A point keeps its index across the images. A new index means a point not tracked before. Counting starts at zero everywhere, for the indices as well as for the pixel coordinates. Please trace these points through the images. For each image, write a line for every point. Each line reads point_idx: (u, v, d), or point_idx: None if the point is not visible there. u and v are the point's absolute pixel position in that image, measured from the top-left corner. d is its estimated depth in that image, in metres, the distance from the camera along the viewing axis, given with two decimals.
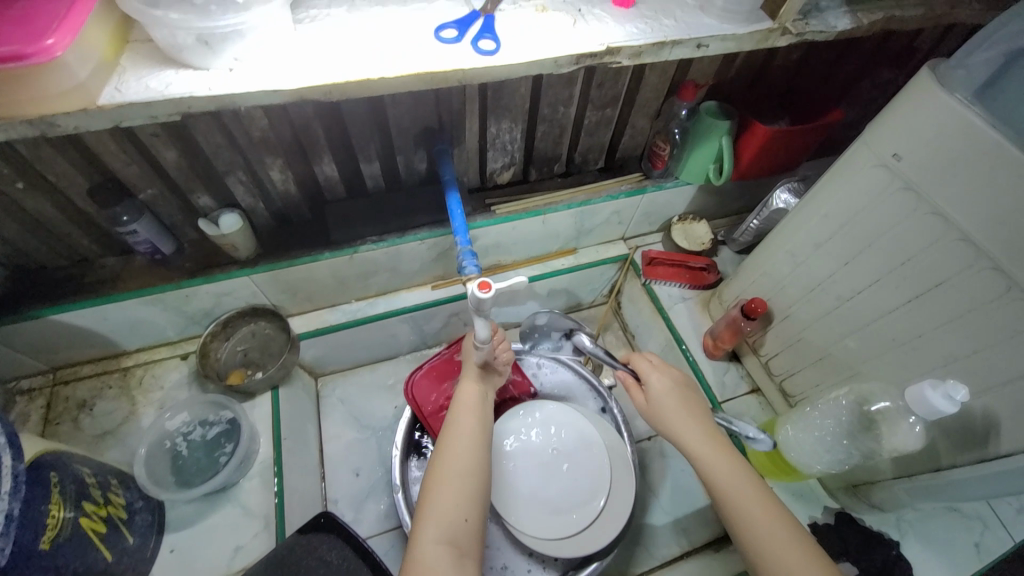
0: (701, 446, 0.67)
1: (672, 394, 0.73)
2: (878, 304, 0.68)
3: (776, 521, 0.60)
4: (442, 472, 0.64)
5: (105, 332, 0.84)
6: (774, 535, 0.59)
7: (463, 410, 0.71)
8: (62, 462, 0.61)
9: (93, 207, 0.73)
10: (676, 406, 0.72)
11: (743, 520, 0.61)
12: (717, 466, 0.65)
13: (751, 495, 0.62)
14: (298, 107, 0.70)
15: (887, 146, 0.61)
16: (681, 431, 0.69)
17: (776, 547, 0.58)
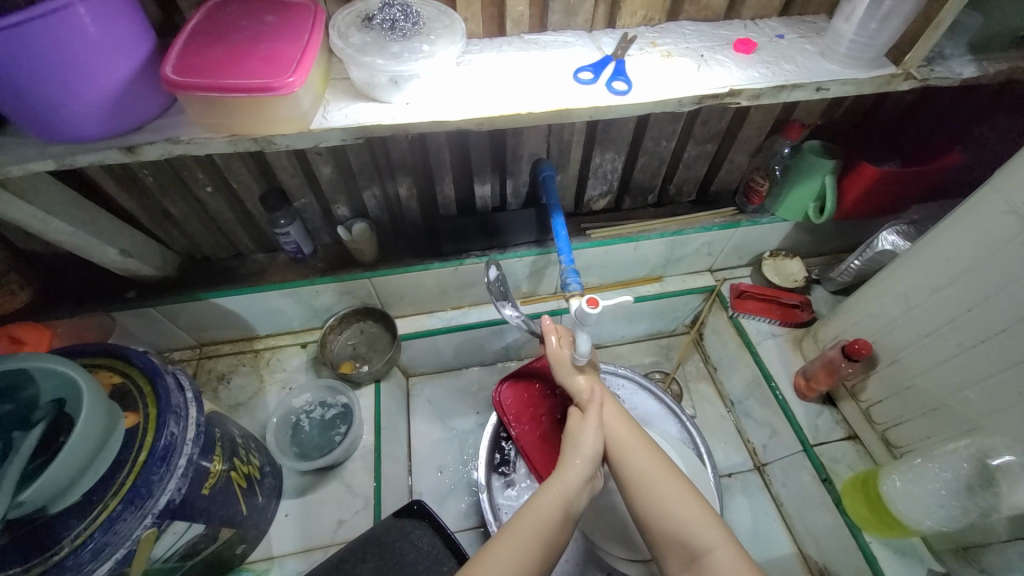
0: (609, 411, 0.72)
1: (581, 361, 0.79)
2: (1007, 355, 0.65)
3: (678, 487, 0.63)
4: (519, 528, 0.60)
5: (247, 317, 0.98)
6: (676, 498, 0.62)
7: (569, 467, 0.66)
8: (221, 421, 0.71)
9: (258, 210, 0.87)
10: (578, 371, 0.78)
11: (643, 481, 0.65)
12: (621, 430, 0.70)
13: (658, 461, 0.66)
14: (435, 136, 0.80)
15: (1021, 193, 0.60)
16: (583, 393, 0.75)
17: (678, 510, 0.61)
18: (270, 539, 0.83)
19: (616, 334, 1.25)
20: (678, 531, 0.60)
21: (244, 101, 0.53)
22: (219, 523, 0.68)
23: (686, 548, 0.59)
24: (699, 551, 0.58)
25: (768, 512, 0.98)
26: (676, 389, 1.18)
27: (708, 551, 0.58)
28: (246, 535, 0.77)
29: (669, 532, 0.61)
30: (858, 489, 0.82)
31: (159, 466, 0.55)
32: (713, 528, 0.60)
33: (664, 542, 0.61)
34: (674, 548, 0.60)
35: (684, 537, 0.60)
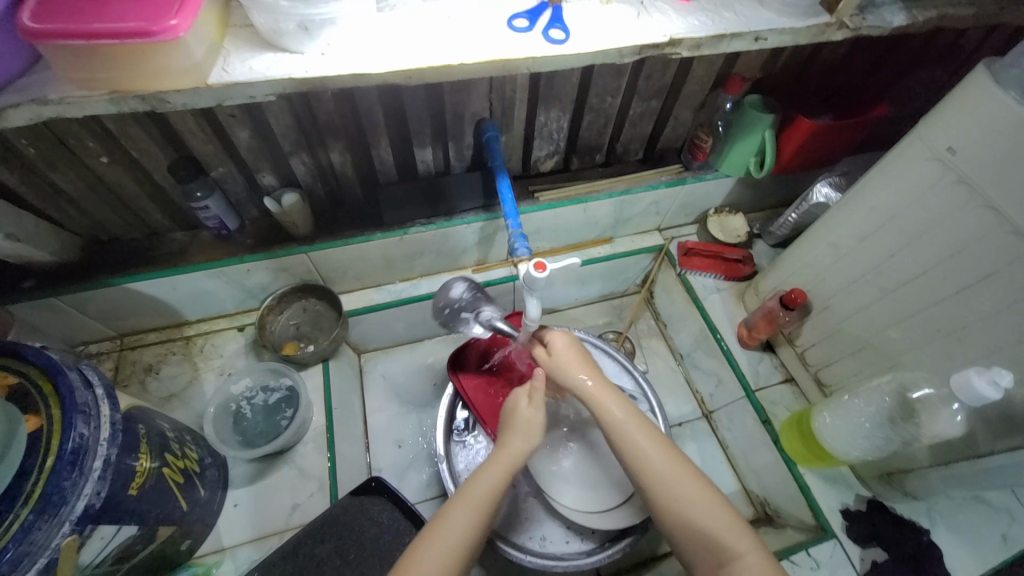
0: (616, 406, 0.67)
1: (575, 352, 0.74)
2: (924, 294, 0.69)
3: (700, 489, 0.60)
4: (463, 503, 0.61)
5: (172, 302, 0.90)
6: (699, 502, 0.59)
7: (512, 444, 0.67)
8: (146, 417, 0.66)
9: (169, 182, 0.78)
10: (574, 361, 0.72)
11: (662, 484, 0.61)
12: (633, 427, 0.65)
13: (674, 459, 0.63)
14: (364, 93, 0.73)
15: (942, 140, 0.62)
16: (581, 385, 0.70)
17: (702, 515, 0.58)
18: (220, 531, 0.80)
19: (570, 298, 1.25)
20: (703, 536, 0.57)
21: (122, 49, 0.45)
22: (154, 522, 0.63)
23: (714, 554, 0.56)
24: (725, 556, 0.55)
25: (715, 456, 1.04)
26: (629, 347, 1.21)
27: (736, 557, 0.55)
28: (192, 530, 0.73)
29: (695, 537, 0.58)
30: (794, 426, 0.88)
31: (71, 471, 0.49)
32: (739, 531, 0.57)
33: (692, 548, 0.58)
34: (700, 553, 0.57)
35: (710, 543, 0.57)
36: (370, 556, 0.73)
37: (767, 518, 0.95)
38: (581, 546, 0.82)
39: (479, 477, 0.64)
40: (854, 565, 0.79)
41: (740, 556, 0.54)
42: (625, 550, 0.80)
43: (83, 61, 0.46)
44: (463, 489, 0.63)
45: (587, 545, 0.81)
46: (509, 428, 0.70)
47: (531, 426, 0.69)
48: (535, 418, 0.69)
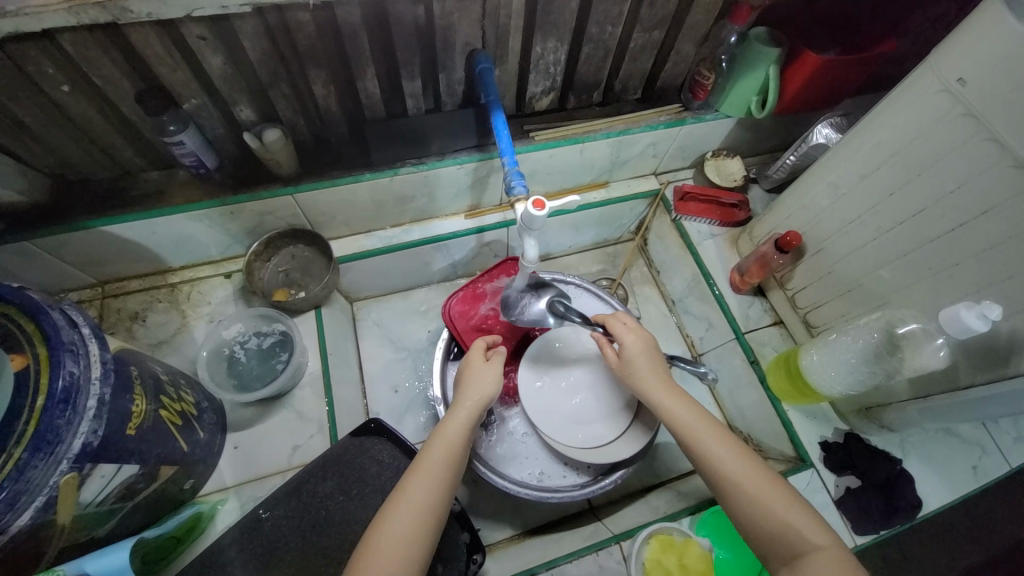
0: (683, 407, 0.67)
1: (646, 356, 0.73)
2: (920, 233, 0.70)
3: (778, 491, 0.59)
4: (427, 462, 0.63)
5: (153, 247, 0.86)
6: (777, 504, 0.58)
7: (468, 400, 0.71)
8: (138, 359, 0.64)
9: (137, 115, 0.72)
10: (647, 367, 0.72)
11: (738, 488, 0.60)
12: (701, 427, 0.65)
13: (750, 465, 0.61)
14: (346, 12, 0.66)
15: (954, 70, 0.60)
16: (654, 392, 0.70)
17: (775, 510, 0.58)
18: (222, 472, 0.81)
19: (563, 245, 1.24)
20: (782, 537, 0.56)
21: None
22: (155, 462, 0.64)
23: (786, 549, 0.56)
24: (801, 551, 0.55)
25: (703, 396, 1.08)
26: (622, 293, 1.21)
27: (809, 548, 0.55)
28: (194, 471, 0.74)
29: (772, 537, 0.57)
30: (780, 366, 0.91)
31: (64, 410, 0.48)
32: (815, 525, 0.56)
33: (769, 547, 0.58)
34: (778, 554, 0.57)
35: (786, 538, 0.56)
36: (373, 491, 0.76)
37: None
38: (577, 479, 0.86)
39: (440, 434, 0.66)
40: (829, 491, 0.84)
41: (820, 549, 0.54)
42: (617, 481, 0.84)
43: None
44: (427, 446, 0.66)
45: (583, 478, 0.85)
46: (463, 388, 0.73)
47: (483, 381, 0.73)
48: (488, 377, 0.74)
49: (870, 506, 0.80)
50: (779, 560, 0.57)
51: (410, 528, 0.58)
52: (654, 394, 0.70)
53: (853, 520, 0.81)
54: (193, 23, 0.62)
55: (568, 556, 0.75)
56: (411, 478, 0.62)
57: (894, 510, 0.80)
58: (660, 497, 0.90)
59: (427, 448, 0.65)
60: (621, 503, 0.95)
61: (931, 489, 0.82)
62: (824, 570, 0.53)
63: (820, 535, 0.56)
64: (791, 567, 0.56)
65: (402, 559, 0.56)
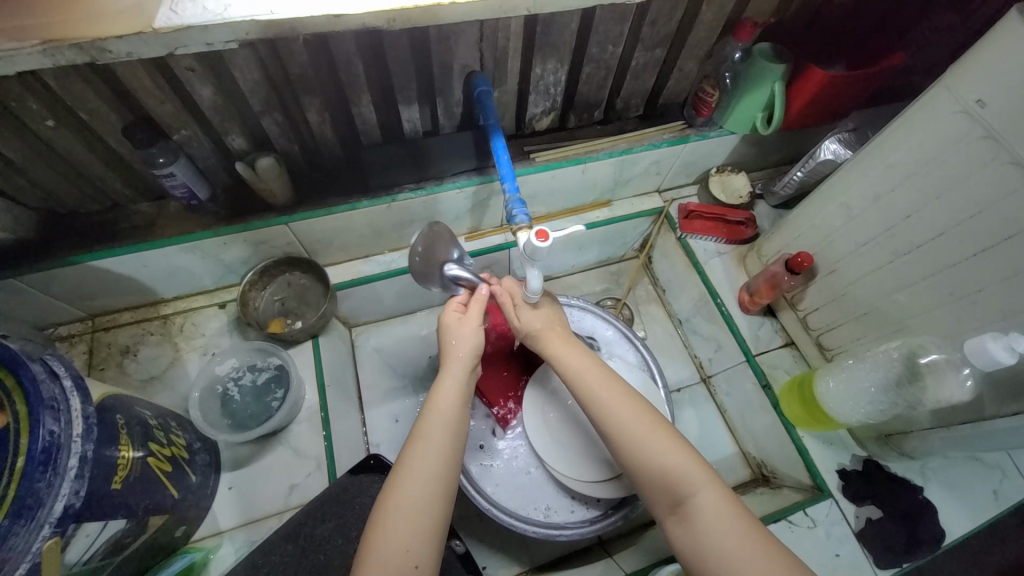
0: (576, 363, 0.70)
1: (550, 316, 0.76)
2: (940, 257, 0.67)
3: (665, 437, 0.62)
4: (412, 457, 0.60)
5: (144, 280, 0.83)
6: (658, 447, 0.61)
7: (451, 371, 0.67)
8: (125, 405, 0.61)
9: (127, 147, 0.70)
10: (548, 327, 0.74)
11: (625, 435, 0.62)
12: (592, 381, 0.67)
13: (636, 411, 0.64)
14: (340, 39, 0.64)
15: (972, 91, 0.58)
16: (551, 347, 0.72)
17: (662, 460, 0.60)
18: (216, 514, 0.78)
19: (566, 264, 1.22)
20: (664, 477, 0.59)
21: None
22: (144, 513, 0.61)
23: (671, 496, 0.59)
24: (686, 497, 0.58)
25: (713, 421, 1.05)
26: (627, 313, 1.19)
27: (695, 494, 0.58)
28: (186, 516, 0.71)
29: (656, 480, 0.60)
30: (794, 391, 0.88)
31: (43, 472, 0.45)
32: (701, 469, 0.59)
33: (653, 492, 0.60)
34: (663, 496, 0.59)
35: (671, 484, 0.59)
36: None
37: (764, 478, 0.96)
38: (586, 514, 0.82)
39: (426, 419, 0.63)
40: (850, 522, 0.80)
41: (702, 492, 0.57)
42: (626, 517, 0.81)
43: (43, 18, 0.48)
44: (413, 437, 0.62)
45: (592, 513, 0.81)
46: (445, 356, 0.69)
47: (467, 339, 0.69)
48: (469, 336, 0.69)
49: (893, 539, 0.76)
50: (667, 509, 0.59)
51: (411, 530, 0.55)
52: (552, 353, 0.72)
53: (875, 552, 0.77)
54: (181, 55, 0.60)
55: None
56: (400, 475, 0.58)
57: (917, 542, 0.76)
58: None
59: (414, 439, 0.62)
60: (631, 535, 0.92)
61: (955, 519, 0.79)
62: (707, 514, 0.56)
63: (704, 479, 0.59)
64: (676, 511, 0.58)
65: (410, 564, 0.54)
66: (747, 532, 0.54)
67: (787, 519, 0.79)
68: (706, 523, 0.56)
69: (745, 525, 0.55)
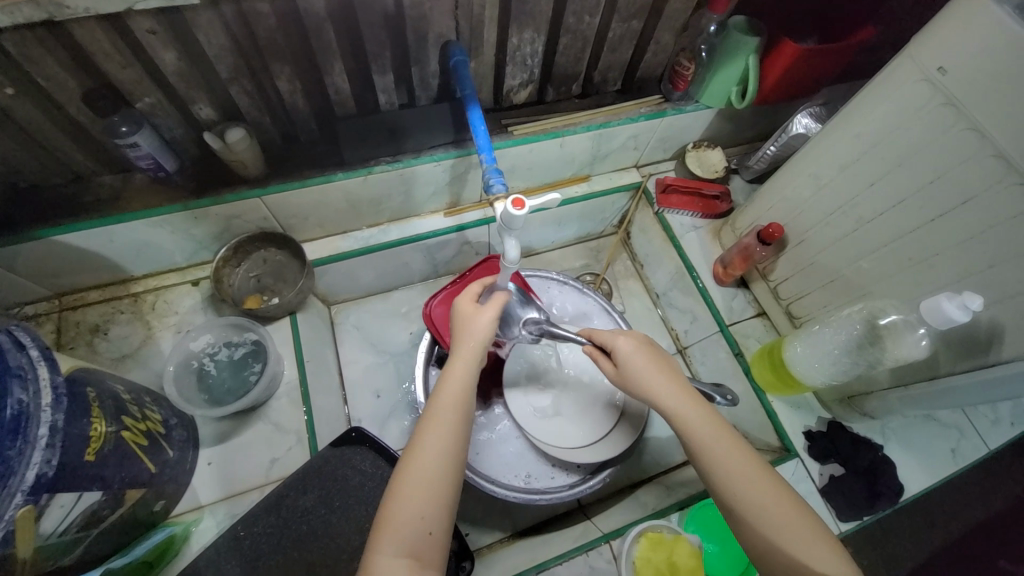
0: (697, 422, 0.60)
1: (645, 356, 0.67)
2: (901, 223, 0.70)
3: (795, 519, 0.54)
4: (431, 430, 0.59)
5: (112, 256, 0.81)
6: (793, 528, 0.53)
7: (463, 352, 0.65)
8: (95, 379, 0.60)
9: (87, 116, 0.67)
10: (650, 371, 0.65)
11: (757, 514, 0.55)
12: (718, 445, 0.58)
13: (772, 489, 0.56)
14: (309, 2, 0.62)
15: (933, 59, 0.59)
16: (667, 400, 0.63)
17: (796, 542, 0.53)
18: (196, 489, 0.77)
19: (546, 241, 1.23)
20: (782, 556, 0.53)
21: None
22: (120, 486, 0.60)
23: None
24: None
25: None
26: (606, 288, 1.21)
27: None
28: (164, 491, 0.71)
29: (785, 563, 0.52)
30: (764, 358, 0.91)
31: (13, 440, 0.45)
32: (833, 557, 0.52)
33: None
34: None
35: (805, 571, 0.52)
36: (358, 501, 0.73)
37: None
38: (566, 479, 0.84)
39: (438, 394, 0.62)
40: (814, 480, 0.84)
41: None
42: (605, 481, 0.83)
43: None
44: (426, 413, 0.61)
45: (572, 478, 0.83)
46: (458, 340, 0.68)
47: (482, 329, 0.67)
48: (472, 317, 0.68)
49: (853, 494, 0.81)
50: None
51: (425, 498, 0.55)
52: (663, 402, 0.63)
53: (837, 507, 0.82)
54: (140, 16, 0.57)
55: (558, 558, 0.74)
56: (418, 444, 0.58)
57: (876, 496, 0.80)
58: (648, 493, 0.90)
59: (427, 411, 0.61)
60: (610, 500, 0.95)
61: (911, 475, 0.84)
62: None
63: (837, 566, 0.51)
64: None
65: (427, 530, 0.54)
66: None
67: None
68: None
69: None
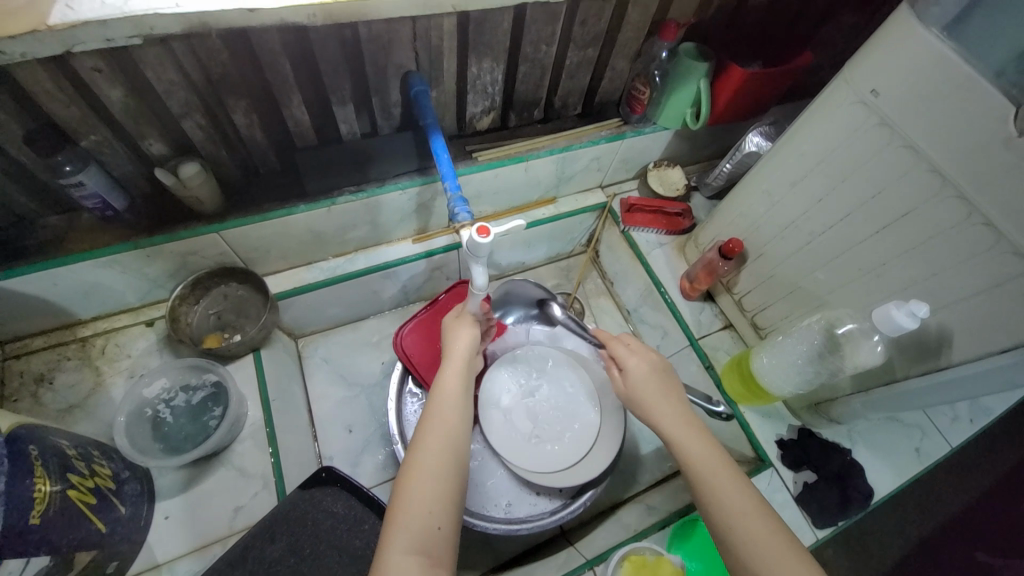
0: (703, 445, 0.61)
1: (653, 380, 0.69)
2: (850, 235, 0.73)
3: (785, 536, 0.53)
4: (435, 431, 0.58)
5: (58, 300, 0.76)
6: (784, 542, 0.53)
7: (458, 356, 0.67)
8: (39, 435, 0.56)
9: (27, 155, 0.64)
10: (660, 395, 0.67)
11: (743, 537, 0.53)
12: (721, 466, 0.59)
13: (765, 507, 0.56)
14: (263, 37, 0.62)
15: (867, 83, 0.64)
16: (671, 422, 0.64)
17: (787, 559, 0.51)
18: (152, 546, 0.72)
19: (517, 262, 1.23)
20: None
21: None
22: (67, 551, 0.56)
23: None
24: None
25: None
26: (578, 307, 1.22)
27: None
28: (117, 551, 0.66)
29: None
30: (733, 370, 0.93)
31: None
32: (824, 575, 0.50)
33: None
34: None
35: None
36: (329, 547, 0.70)
37: None
38: (547, 505, 0.83)
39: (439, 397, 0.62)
40: (788, 488, 0.86)
41: None
42: (586, 504, 0.82)
43: None
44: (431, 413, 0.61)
45: (553, 503, 0.82)
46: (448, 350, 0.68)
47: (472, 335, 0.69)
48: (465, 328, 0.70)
49: (827, 500, 0.82)
50: None
51: (432, 496, 0.53)
52: (667, 425, 0.64)
53: (812, 514, 0.83)
54: (84, 54, 0.56)
55: None
56: (424, 443, 0.57)
57: (847, 500, 0.82)
58: (629, 513, 0.89)
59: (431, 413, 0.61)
60: (592, 523, 0.94)
61: (880, 477, 0.86)
62: None
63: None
64: None
65: (436, 529, 0.52)
66: None
67: None
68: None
69: None
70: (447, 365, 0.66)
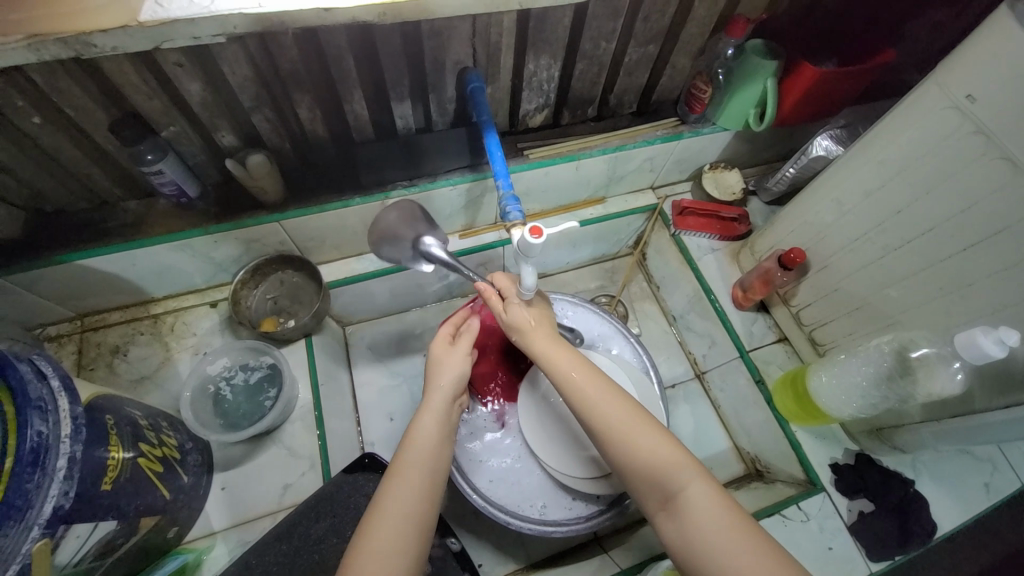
0: (572, 366, 0.68)
1: (537, 314, 0.74)
2: (932, 251, 0.67)
3: (653, 438, 0.61)
4: (406, 464, 0.62)
5: (135, 279, 0.82)
6: (651, 444, 0.60)
7: (437, 395, 0.69)
8: (114, 405, 0.61)
9: (114, 143, 0.68)
10: (533, 326, 0.72)
11: (614, 432, 0.62)
12: (587, 381, 0.66)
13: (635, 415, 0.63)
14: (331, 35, 0.63)
15: (963, 87, 0.58)
16: (543, 349, 0.70)
17: (652, 452, 0.59)
18: (209, 515, 0.77)
19: (561, 262, 1.22)
20: (641, 468, 0.59)
21: None
22: (135, 515, 0.60)
23: (661, 491, 0.58)
24: (678, 488, 0.57)
25: (707, 416, 1.06)
26: (622, 310, 1.19)
27: (684, 487, 0.57)
28: (178, 517, 0.71)
29: (643, 478, 0.59)
30: (787, 386, 0.88)
31: (32, 472, 0.45)
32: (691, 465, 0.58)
33: (641, 487, 0.59)
34: (652, 491, 0.58)
35: (662, 481, 0.58)
36: None
37: (757, 473, 0.97)
38: (583, 510, 0.82)
39: (413, 441, 0.65)
40: (842, 515, 0.80)
41: (693, 484, 0.57)
42: (623, 512, 0.81)
43: (24, 13, 0.48)
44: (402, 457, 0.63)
45: (589, 509, 0.82)
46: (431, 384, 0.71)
47: (456, 370, 0.72)
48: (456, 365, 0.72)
49: (884, 533, 0.77)
50: (658, 504, 0.58)
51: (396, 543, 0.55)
52: (542, 351, 0.70)
53: (867, 546, 0.77)
54: (169, 50, 0.59)
55: None
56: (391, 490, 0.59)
57: (908, 534, 0.76)
58: None
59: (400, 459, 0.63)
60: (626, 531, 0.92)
61: (945, 513, 0.80)
62: (699, 508, 0.55)
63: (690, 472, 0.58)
64: (666, 505, 0.57)
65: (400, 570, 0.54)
66: (744, 527, 0.53)
67: (779, 513, 0.79)
68: (697, 517, 0.54)
69: (737, 521, 0.54)
70: (423, 404, 0.69)
